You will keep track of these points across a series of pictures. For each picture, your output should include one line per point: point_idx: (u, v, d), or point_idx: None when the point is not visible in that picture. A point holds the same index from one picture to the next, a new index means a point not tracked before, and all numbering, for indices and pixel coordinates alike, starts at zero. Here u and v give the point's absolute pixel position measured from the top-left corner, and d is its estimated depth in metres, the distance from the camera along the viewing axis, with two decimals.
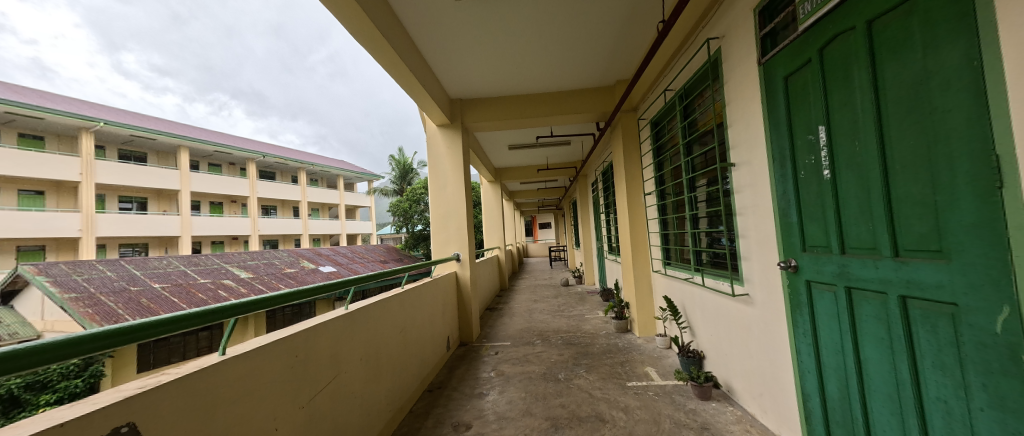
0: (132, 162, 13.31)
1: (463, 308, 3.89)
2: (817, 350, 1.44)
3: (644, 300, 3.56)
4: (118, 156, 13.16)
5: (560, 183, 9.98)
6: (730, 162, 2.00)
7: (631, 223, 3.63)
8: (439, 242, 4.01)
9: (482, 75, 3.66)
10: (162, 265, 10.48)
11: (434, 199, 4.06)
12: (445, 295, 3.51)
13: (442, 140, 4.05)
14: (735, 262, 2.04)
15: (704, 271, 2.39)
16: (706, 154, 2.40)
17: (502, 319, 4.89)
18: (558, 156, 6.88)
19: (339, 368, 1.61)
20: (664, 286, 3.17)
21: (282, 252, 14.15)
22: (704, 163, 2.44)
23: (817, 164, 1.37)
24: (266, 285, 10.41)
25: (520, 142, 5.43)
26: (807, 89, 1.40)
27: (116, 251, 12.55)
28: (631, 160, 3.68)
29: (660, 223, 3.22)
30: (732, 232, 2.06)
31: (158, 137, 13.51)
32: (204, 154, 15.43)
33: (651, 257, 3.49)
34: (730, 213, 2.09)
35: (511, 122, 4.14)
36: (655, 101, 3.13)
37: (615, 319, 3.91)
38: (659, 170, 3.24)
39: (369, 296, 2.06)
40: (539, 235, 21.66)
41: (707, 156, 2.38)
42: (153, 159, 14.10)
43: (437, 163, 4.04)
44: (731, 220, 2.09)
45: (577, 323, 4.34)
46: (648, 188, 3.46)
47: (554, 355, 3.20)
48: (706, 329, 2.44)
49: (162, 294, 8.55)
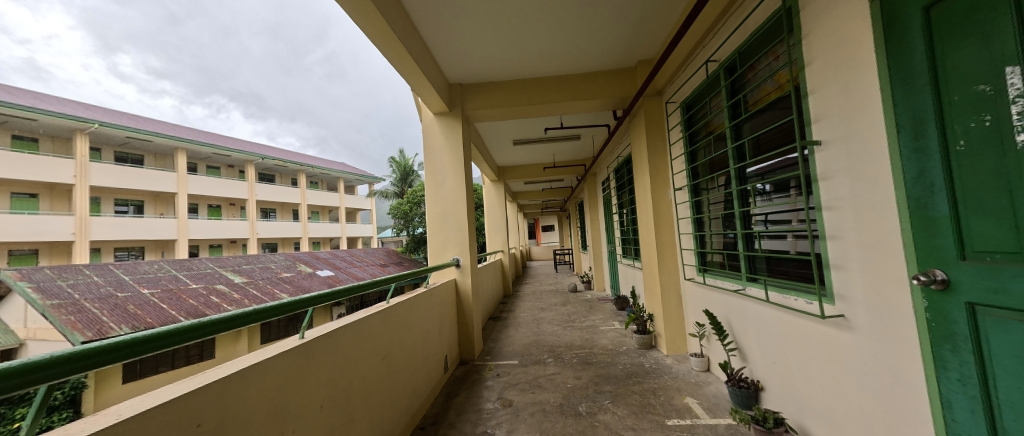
0: (128, 164, 12.94)
1: (463, 321, 3.40)
2: (995, 412, 0.94)
3: (672, 313, 3.08)
4: (114, 158, 12.72)
5: (566, 183, 9.51)
6: (815, 139, 1.50)
7: (657, 225, 3.16)
8: (436, 246, 3.52)
9: (486, 57, 3.19)
10: (153, 269, 10.04)
11: (431, 197, 3.57)
12: (442, 307, 3.03)
13: (440, 132, 3.58)
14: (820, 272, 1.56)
15: (767, 282, 1.91)
16: (766, 135, 1.93)
17: (507, 331, 4.40)
18: (565, 152, 6.41)
19: (287, 424, 1.13)
20: (702, 298, 2.67)
21: (278, 256, 13.69)
22: (762, 148, 1.97)
23: (998, 126, 0.89)
24: (261, 290, 9.96)
25: (526, 136, 4.96)
26: (977, 16, 0.92)
27: (111, 254, 12.12)
28: (655, 151, 3.20)
29: (694, 223, 2.77)
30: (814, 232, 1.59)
31: (154, 139, 13.08)
32: (202, 157, 15.02)
33: (681, 264, 3.01)
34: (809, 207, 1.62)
35: (518, 111, 3.69)
36: (689, 79, 2.68)
37: (637, 333, 3.42)
38: (692, 162, 2.79)
39: (345, 318, 1.59)
40: (543, 238, 21.21)
41: (768, 138, 1.92)
42: (149, 160, 13.66)
43: (435, 157, 3.57)
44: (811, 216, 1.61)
45: (592, 337, 3.86)
46: (678, 183, 2.99)
47: (570, 379, 2.72)
48: (765, 354, 1.96)
49: (150, 301, 8.05)
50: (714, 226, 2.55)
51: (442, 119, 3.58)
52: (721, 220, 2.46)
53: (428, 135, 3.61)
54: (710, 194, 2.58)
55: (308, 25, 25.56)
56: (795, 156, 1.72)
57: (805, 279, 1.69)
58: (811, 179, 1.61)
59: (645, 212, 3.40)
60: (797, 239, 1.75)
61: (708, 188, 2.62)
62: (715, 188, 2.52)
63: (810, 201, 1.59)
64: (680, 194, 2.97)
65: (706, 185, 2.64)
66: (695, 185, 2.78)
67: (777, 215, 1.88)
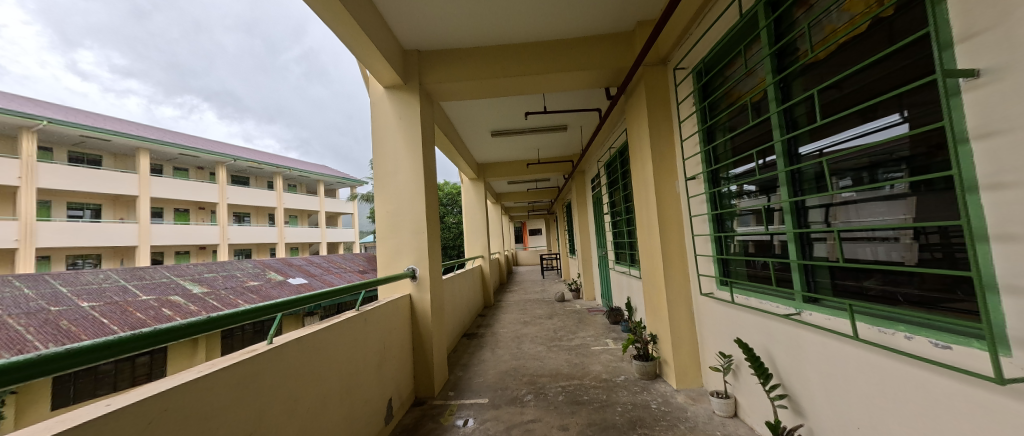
0: (85, 165, 11.53)
1: (420, 348, 2.67)
2: None
3: (682, 337, 2.45)
4: (68, 159, 11.34)
5: (553, 182, 8.90)
6: (972, 70, 0.87)
7: (661, 225, 2.53)
8: (388, 253, 2.77)
9: (453, 15, 2.50)
10: (96, 279, 8.54)
11: (380, 191, 2.83)
12: (389, 333, 2.31)
13: (393, 109, 2.84)
14: (936, 291, 1.05)
15: (852, 307, 1.28)
16: (846, 86, 1.30)
17: (480, 353, 3.68)
18: (550, 147, 5.77)
19: None
20: (727, 320, 2.03)
21: (246, 263, 12.57)
22: (841, 105, 1.33)
23: None
24: (223, 301, 8.91)
25: (504, 124, 4.32)
26: None
27: (62, 263, 10.83)
28: (659, 133, 2.58)
29: (714, 221, 2.16)
30: (890, 234, 1.15)
31: (112, 138, 11.74)
32: (168, 158, 13.72)
33: (694, 274, 2.38)
34: (869, 200, 1.21)
35: (491, 88, 3.02)
36: (709, 33, 2.06)
37: (637, 359, 2.76)
38: (709, 142, 2.19)
39: (153, 389, 0.92)
40: (530, 242, 20.68)
41: (850, 89, 1.29)
42: (109, 161, 12.32)
43: (387, 142, 2.83)
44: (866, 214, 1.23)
45: (582, 361, 3.19)
46: (691, 172, 2.36)
47: (557, 432, 2.03)
48: (840, 412, 1.32)
49: (89, 314, 6.71)
50: (744, 223, 1.93)
51: (397, 94, 2.84)
52: (755, 216, 1.84)
53: (380, 114, 2.86)
54: (737, 180, 1.98)
55: (288, 22, 24.05)
56: (894, 116, 1.12)
57: (892, 300, 1.17)
58: (882, 161, 1.16)
59: (647, 209, 2.77)
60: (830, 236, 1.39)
61: (735, 173, 2.01)
62: (744, 172, 1.93)
63: (939, 184, 1.00)
64: (694, 185, 2.34)
65: (732, 169, 2.04)
66: (713, 170, 2.17)
67: (822, 210, 1.42)
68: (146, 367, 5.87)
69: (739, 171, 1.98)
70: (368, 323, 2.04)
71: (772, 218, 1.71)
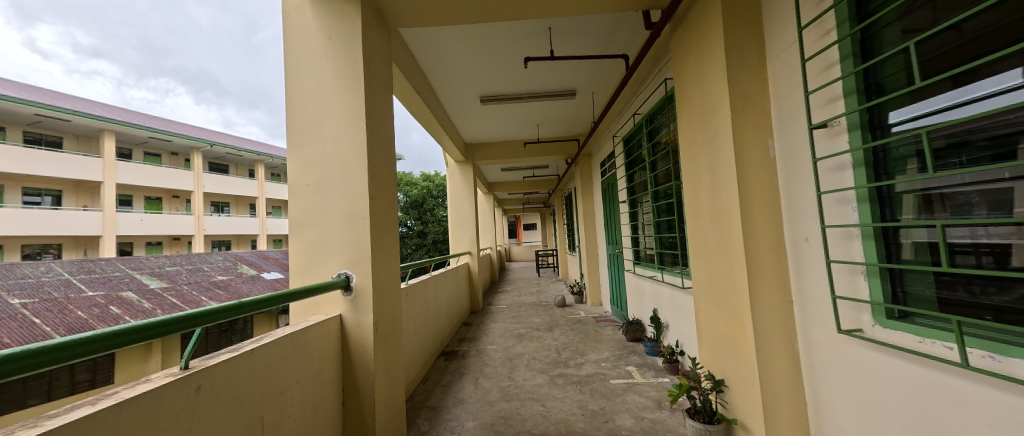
0: (44, 148, 10.00)
1: (356, 401, 1.67)
2: None
3: (777, 392, 1.51)
4: (23, 139, 9.84)
5: (553, 169, 7.88)
6: None
7: (744, 211, 1.57)
8: (306, 248, 1.74)
9: None
10: (35, 272, 7.09)
11: (294, 150, 1.79)
12: (282, 390, 1.28)
13: (318, 25, 1.80)
14: None
15: None
16: None
17: (459, 387, 2.68)
18: (553, 122, 4.79)
19: None
20: (917, 385, 1.05)
21: (216, 256, 11.29)
22: None
23: None
24: (184, 298, 7.49)
25: (495, 80, 3.34)
26: None
27: (18, 253, 9.59)
28: (737, 63, 1.61)
29: (877, 202, 1.18)
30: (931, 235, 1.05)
31: (73, 118, 10.20)
32: (138, 141, 12.18)
33: (823, 295, 1.37)
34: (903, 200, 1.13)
35: (477, 8, 2.05)
36: None
37: (694, 418, 1.80)
38: (862, 62, 1.21)
39: None
40: (524, 237, 19.78)
41: None
42: (70, 144, 10.77)
43: (307, 76, 1.79)
44: (899, 212, 1.14)
45: (605, 408, 2.23)
46: (815, 116, 1.36)
47: None
48: None
49: (18, 315, 5.33)
50: (941, 211, 1.01)
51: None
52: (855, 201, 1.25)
53: (299, 32, 1.82)
54: (925, 123, 1.04)
55: None
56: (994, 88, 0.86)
57: None
58: (959, 143, 0.96)
59: (712, 186, 1.82)
60: (910, 234, 1.11)
61: (914, 116, 1.07)
62: (945, 109, 0.98)
63: None
64: (822, 137, 1.34)
65: (908, 108, 1.09)
66: (868, 114, 1.20)
67: (972, 200, 0.93)
68: (88, 375, 4.80)
69: (930, 105, 1.02)
70: (204, 398, 0.97)
71: (937, 204, 1.02)
